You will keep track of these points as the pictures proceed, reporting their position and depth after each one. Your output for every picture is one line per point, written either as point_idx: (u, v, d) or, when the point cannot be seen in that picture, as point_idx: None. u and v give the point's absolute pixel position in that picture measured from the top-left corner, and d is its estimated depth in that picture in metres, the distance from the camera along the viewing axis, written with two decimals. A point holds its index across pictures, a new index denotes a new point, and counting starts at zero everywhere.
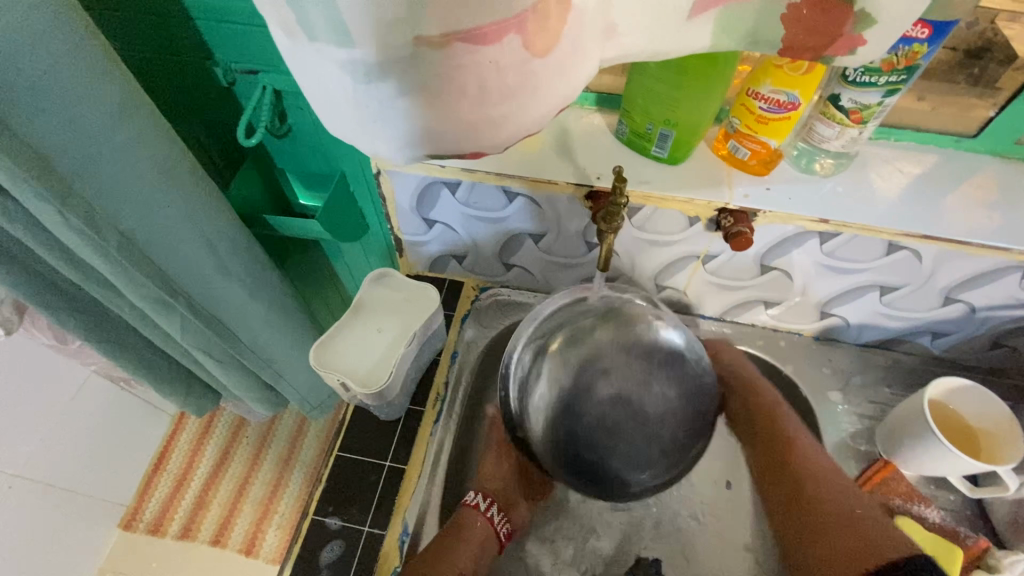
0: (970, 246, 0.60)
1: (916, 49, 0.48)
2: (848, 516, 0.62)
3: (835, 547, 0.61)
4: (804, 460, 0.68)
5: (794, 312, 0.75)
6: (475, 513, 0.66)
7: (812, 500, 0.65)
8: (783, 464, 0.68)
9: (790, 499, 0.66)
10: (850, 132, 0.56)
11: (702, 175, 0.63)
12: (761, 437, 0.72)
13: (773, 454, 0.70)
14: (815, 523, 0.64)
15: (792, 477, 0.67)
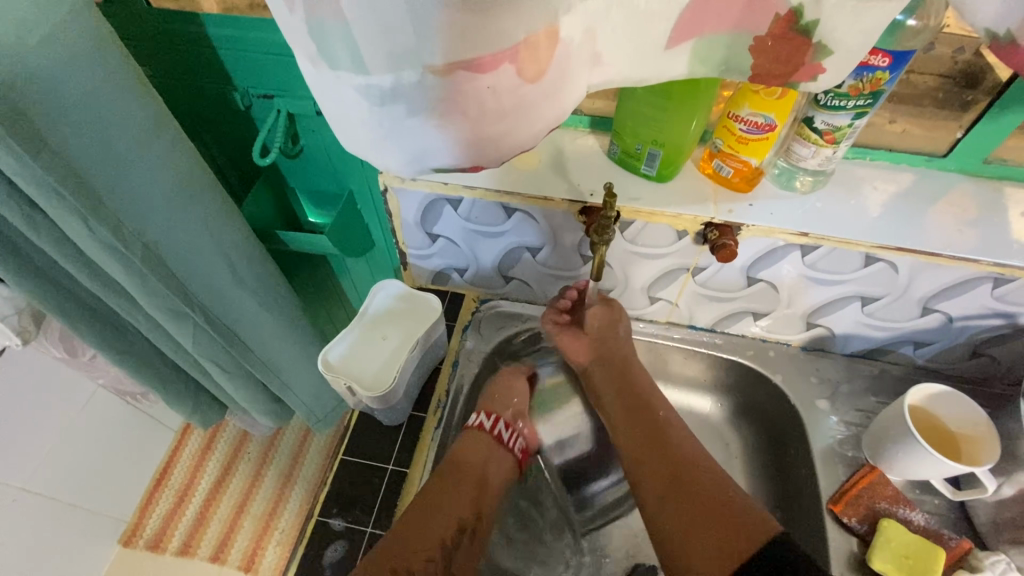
0: (942, 258, 0.63)
1: (879, 76, 0.52)
2: (687, 471, 0.63)
3: (703, 530, 0.57)
4: (642, 437, 0.69)
5: (782, 322, 0.78)
6: (479, 434, 0.70)
7: (676, 478, 0.63)
8: (644, 446, 0.68)
9: (648, 462, 0.66)
10: (824, 151, 0.61)
11: (690, 192, 0.67)
12: (625, 406, 0.72)
13: (641, 425, 0.70)
14: (699, 526, 0.58)
15: (665, 462, 0.65)
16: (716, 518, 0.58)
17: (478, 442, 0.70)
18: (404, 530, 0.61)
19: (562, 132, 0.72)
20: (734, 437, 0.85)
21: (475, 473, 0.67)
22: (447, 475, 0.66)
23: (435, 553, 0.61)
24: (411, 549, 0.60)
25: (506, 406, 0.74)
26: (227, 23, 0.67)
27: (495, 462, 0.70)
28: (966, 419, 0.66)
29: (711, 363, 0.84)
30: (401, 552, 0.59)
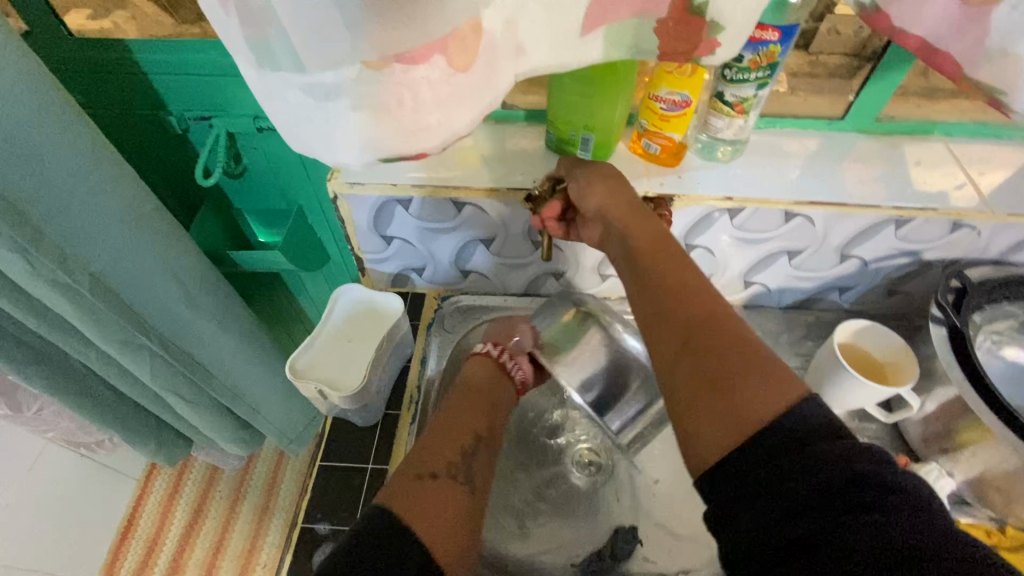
0: (849, 207, 0.71)
1: (772, 49, 0.59)
2: (728, 362, 0.49)
3: (715, 407, 0.48)
4: (693, 305, 0.54)
5: (723, 285, 0.85)
6: (484, 359, 0.74)
7: (700, 362, 0.51)
8: (679, 318, 0.54)
9: (681, 342, 0.53)
10: (737, 121, 0.67)
11: (623, 171, 0.72)
12: (652, 277, 0.58)
13: (659, 287, 0.57)
14: (715, 405, 0.48)
15: (698, 336, 0.52)
16: (738, 407, 0.47)
17: (484, 360, 0.73)
18: (431, 439, 0.60)
19: (500, 127, 0.76)
20: None
21: (480, 388, 0.69)
22: (462, 396, 0.68)
23: (454, 464, 0.57)
24: (431, 455, 0.58)
25: (509, 335, 0.78)
26: (156, 47, 0.67)
27: (498, 379, 0.72)
28: (889, 345, 0.74)
29: None
30: (422, 457, 0.57)
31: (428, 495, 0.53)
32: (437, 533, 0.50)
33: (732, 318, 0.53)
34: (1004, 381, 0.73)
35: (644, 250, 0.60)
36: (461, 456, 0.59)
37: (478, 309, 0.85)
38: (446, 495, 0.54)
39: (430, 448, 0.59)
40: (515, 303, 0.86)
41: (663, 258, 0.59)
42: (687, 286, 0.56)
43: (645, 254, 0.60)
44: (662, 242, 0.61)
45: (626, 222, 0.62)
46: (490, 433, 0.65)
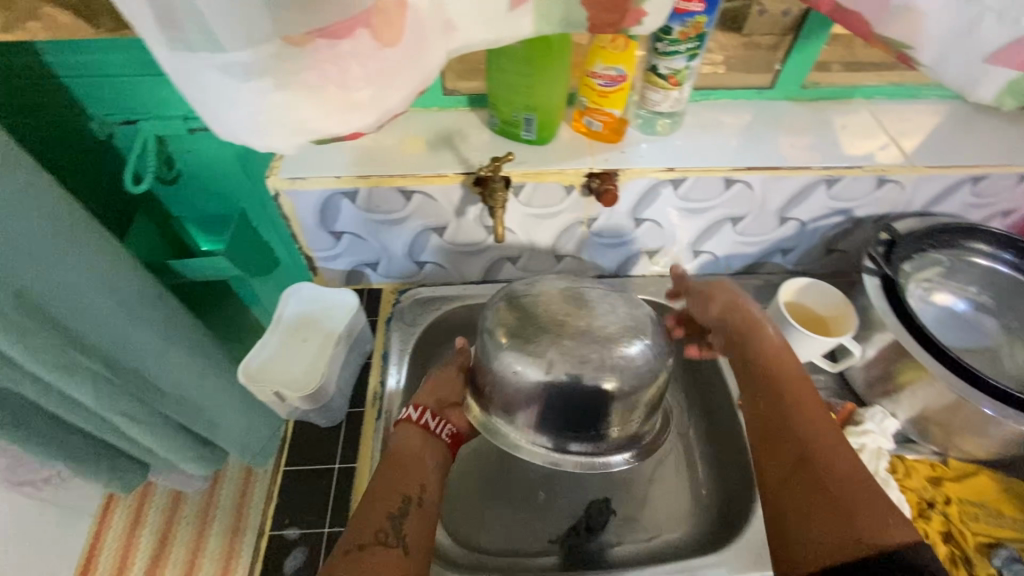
0: (783, 170, 0.74)
1: (698, 20, 0.61)
2: (806, 448, 0.58)
3: (805, 496, 0.55)
4: (787, 392, 0.63)
5: (674, 257, 0.88)
6: (408, 427, 0.65)
7: (794, 453, 0.58)
8: (772, 424, 0.62)
9: (766, 441, 0.61)
10: (672, 94, 0.69)
11: (568, 150, 0.73)
12: (757, 408, 0.64)
13: (762, 428, 0.62)
14: (791, 490, 0.56)
15: (788, 427, 0.60)
16: (826, 496, 0.53)
17: (406, 433, 0.64)
18: (363, 507, 0.57)
19: (444, 116, 0.76)
20: None
21: (409, 449, 0.62)
22: (389, 458, 0.62)
23: (383, 529, 0.55)
24: (357, 526, 0.55)
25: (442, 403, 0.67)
26: (67, 48, 0.63)
27: (426, 442, 0.64)
28: (827, 298, 0.78)
29: None
30: (362, 528, 0.55)
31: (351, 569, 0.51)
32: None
33: (833, 429, 0.59)
34: (933, 323, 0.78)
35: (762, 372, 0.66)
36: (399, 527, 0.55)
37: (437, 300, 0.84)
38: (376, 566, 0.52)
39: (357, 520, 0.56)
40: (474, 290, 0.86)
41: (779, 372, 0.65)
42: (781, 379, 0.64)
43: (770, 375, 0.65)
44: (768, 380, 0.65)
45: (755, 329, 0.69)
46: (427, 498, 0.59)
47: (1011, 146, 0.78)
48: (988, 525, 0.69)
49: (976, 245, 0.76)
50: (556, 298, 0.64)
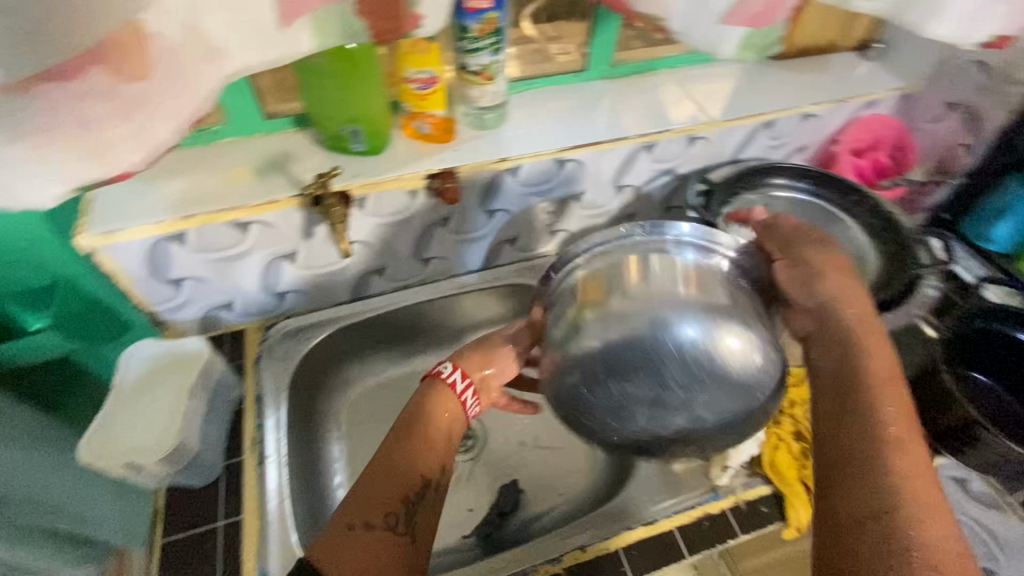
0: (605, 144, 0.80)
1: (491, 17, 0.64)
2: (895, 488, 0.42)
3: (867, 541, 0.40)
4: (886, 416, 0.46)
5: (532, 239, 0.92)
6: (442, 387, 0.59)
7: (864, 478, 0.43)
8: (853, 448, 0.45)
9: (841, 464, 0.45)
10: (489, 88, 0.72)
11: (403, 155, 0.73)
12: (843, 429, 0.47)
13: (846, 447, 0.46)
14: (839, 520, 0.42)
15: (880, 456, 0.44)
16: (890, 538, 0.39)
17: (443, 393, 0.59)
18: (371, 476, 0.51)
19: (274, 141, 0.74)
20: None
21: (440, 426, 0.57)
22: (410, 425, 0.56)
23: (392, 514, 0.49)
24: (368, 499, 0.49)
25: (483, 363, 0.62)
26: None
27: (455, 416, 0.58)
28: None
29: (499, 296, 0.93)
30: (367, 501, 0.49)
31: (354, 550, 0.45)
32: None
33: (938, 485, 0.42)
34: None
35: (861, 377, 0.50)
36: (405, 508, 0.50)
37: (306, 327, 0.83)
38: (379, 550, 0.46)
39: (376, 482, 0.51)
40: (345, 310, 0.85)
41: (886, 388, 0.49)
42: (887, 397, 0.48)
43: (867, 390, 0.49)
44: (867, 391, 0.49)
45: (858, 331, 0.54)
46: (439, 482, 0.54)
47: (789, 93, 0.90)
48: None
49: (776, 180, 0.87)
50: (620, 300, 0.55)
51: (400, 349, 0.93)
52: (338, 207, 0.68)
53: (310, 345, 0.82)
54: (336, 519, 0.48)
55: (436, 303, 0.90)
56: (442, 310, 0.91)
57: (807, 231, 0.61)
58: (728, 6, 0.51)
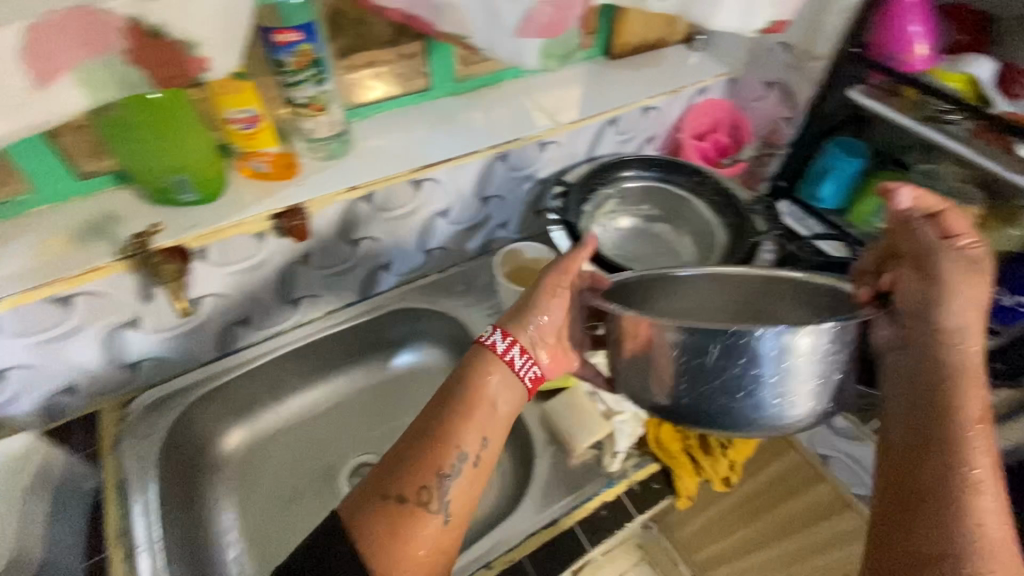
0: (458, 159, 0.80)
1: (304, 48, 0.62)
2: (967, 533, 0.42)
3: None
4: (974, 446, 0.45)
5: (407, 262, 0.90)
6: (488, 353, 0.58)
7: (941, 524, 0.43)
8: (932, 483, 0.44)
9: (915, 504, 0.44)
10: (323, 118, 0.71)
11: (242, 199, 0.70)
12: (917, 459, 0.46)
13: (917, 484, 0.45)
14: (895, 568, 0.43)
15: (956, 496, 0.43)
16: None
17: (488, 362, 0.57)
18: (405, 452, 0.54)
19: (93, 203, 0.68)
20: (432, 366, 0.95)
21: (481, 400, 0.55)
22: (455, 400, 0.55)
23: (427, 488, 0.51)
24: (393, 475, 0.52)
25: (528, 321, 0.59)
26: None
27: (505, 380, 0.57)
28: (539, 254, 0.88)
29: (383, 325, 0.91)
30: (398, 475, 0.52)
31: (391, 526, 0.50)
32: (369, 552, 0.49)
33: (1005, 518, 0.43)
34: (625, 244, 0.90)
35: (944, 405, 0.47)
36: (434, 481, 0.52)
37: (170, 395, 0.78)
38: (408, 528, 0.50)
39: (409, 459, 0.53)
40: (214, 369, 0.81)
41: (977, 427, 0.46)
42: (972, 438, 0.45)
43: (950, 426, 0.46)
44: (955, 426, 0.46)
45: (957, 364, 0.48)
46: (479, 454, 0.54)
47: (629, 89, 0.95)
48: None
49: (624, 173, 0.93)
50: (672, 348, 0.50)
51: (287, 397, 0.89)
52: (171, 266, 0.64)
53: (179, 411, 0.77)
54: (365, 484, 0.53)
55: (315, 342, 0.86)
56: (326, 348, 0.88)
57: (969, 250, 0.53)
58: (520, 18, 0.52)
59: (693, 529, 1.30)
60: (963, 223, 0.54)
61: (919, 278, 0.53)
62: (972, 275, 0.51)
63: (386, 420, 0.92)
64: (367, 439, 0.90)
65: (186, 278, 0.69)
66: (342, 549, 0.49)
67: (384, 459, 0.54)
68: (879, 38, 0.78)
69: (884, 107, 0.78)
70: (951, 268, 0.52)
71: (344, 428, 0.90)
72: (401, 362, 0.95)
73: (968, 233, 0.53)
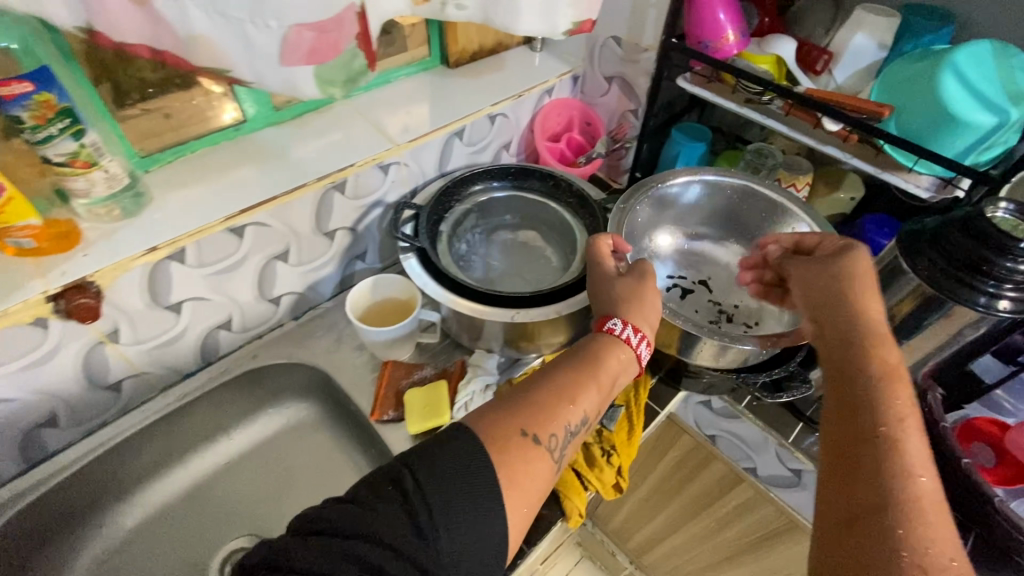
0: (281, 197, 0.71)
1: (45, 99, 0.53)
2: (904, 477, 0.45)
3: (869, 539, 0.44)
4: (894, 402, 0.49)
5: (253, 316, 0.80)
6: (611, 338, 0.65)
7: (873, 478, 0.46)
8: (863, 444, 0.48)
9: (852, 464, 0.48)
10: (95, 175, 0.59)
11: (5, 284, 0.58)
12: (849, 415, 0.50)
13: (853, 436, 0.49)
14: (843, 519, 0.46)
15: (887, 449, 0.47)
16: (879, 541, 0.43)
17: (609, 342, 0.65)
18: (537, 396, 0.59)
19: None
20: (304, 421, 0.86)
21: (603, 379, 0.62)
22: (587, 367, 0.62)
23: (554, 435, 0.56)
24: (535, 414, 0.57)
25: (645, 315, 0.68)
26: None
27: (623, 363, 0.65)
28: (399, 289, 0.82)
29: (236, 388, 0.81)
30: (531, 416, 0.57)
31: (518, 456, 0.54)
32: (503, 481, 0.52)
33: (932, 469, 0.46)
34: (489, 260, 0.86)
35: (865, 371, 0.52)
36: (562, 429, 0.57)
37: None
38: (534, 465, 0.54)
39: (555, 402, 0.58)
40: (22, 487, 0.68)
41: (896, 381, 0.51)
42: (895, 390, 0.50)
43: (873, 382, 0.51)
44: (878, 382, 0.51)
45: (870, 330, 0.55)
46: (591, 415, 0.61)
47: (471, 97, 0.90)
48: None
49: (474, 187, 0.88)
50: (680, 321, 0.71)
51: (130, 495, 0.77)
52: None
53: None
54: (495, 413, 0.57)
55: (150, 427, 0.75)
56: (167, 429, 0.77)
57: (824, 244, 0.65)
58: (279, 45, 0.46)
59: (621, 519, 1.27)
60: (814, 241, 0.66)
61: (814, 265, 0.62)
62: (858, 251, 0.61)
63: (257, 495, 0.81)
64: (235, 523, 0.79)
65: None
66: (472, 471, 0.51)
67: (511, 401, 0.58)
68: (697, 24, 0.77)
69: (709, 94, 0.81)
70: (849, 254, 0.60)
71: (217, 512, 0.79)
72: (274, 418, 0.86)
73: (826, 244, 0.64)
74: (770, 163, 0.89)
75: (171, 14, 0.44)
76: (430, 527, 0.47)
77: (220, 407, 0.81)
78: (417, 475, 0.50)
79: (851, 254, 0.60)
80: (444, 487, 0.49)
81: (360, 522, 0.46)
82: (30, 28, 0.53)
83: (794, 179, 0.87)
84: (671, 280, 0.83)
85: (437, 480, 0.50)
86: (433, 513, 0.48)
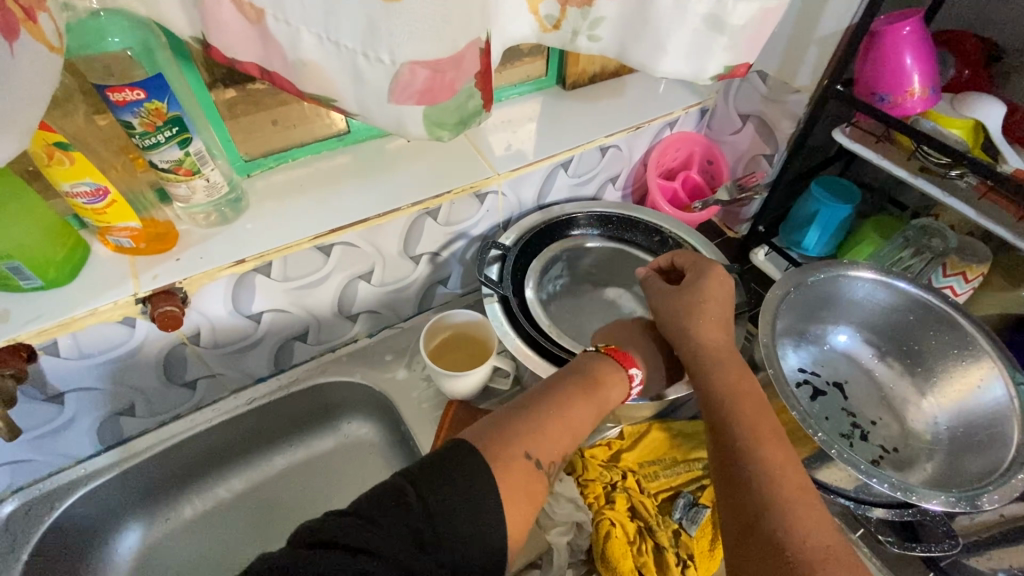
0: (372, 220, 0.67)
1: (155, 107, 0.51)
2: (771, 478, 0.46)
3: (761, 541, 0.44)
4: (742, 407, 0.52)
5: (327, 330, 0.78)
6: (620, 386, 0.58)
7: (744, 492, 0.46)
8: (733, 454, 0.49)
9: (729, 478, 0.48)
10: (196, 183, 0.58)
11: (104, 280, 0.59)
12: (717, 432, 0.52)
13: (727, 452, 0.50)
14: (738, 529, 0.46)
15: (753, 463, 0.48)
16: (769, 544, 0.43)
17: (613, 374, 0.58)
18: (538, 419, 0.52)
19: None
20: (363, 440, 0.84)
21: (600, 405, 0.56)
22: (591, 389, 0.56)
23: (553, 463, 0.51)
24: (535, 436, 0.50)
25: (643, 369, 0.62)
26: None
27: (617, 390, 0.58)
28: (471, 327, 0.76)
29: (300, 399, 0.79)
30: (537, 442, 0.50)
31: (520, 481, 0.47)
32: (506, 513, 0.45)
33: (792, 462, 0.48)
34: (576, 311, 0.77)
35: (715, 389, 0.54)
36: (559, 461, 0.52)
37: (41, 499, 0.68)
38: (536, 490, 0.48)
39: (553, 424, 0.52)
40: (98, 465, 0.71)
41: (745, 391, 0.53)
42: (745, 401, 0.53)
43: (726, 395, 0.53)
44: (732, 392, 0.53)
45: (722, 351, 0.57)
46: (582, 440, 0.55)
47: (585, 124, 0.81)
48: (669, 478, 0.68)
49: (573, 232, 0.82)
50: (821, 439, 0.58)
51: (191, 486, 0.78)
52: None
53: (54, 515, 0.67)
54: (495, 434, 0.50)
55: (217, 427, 0.75)
56: (232, 430, 0.77)
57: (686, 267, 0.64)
58: (390, 82, 0.41)
59: None
60: (683, 259, 0.65)
61: (671, 291, 0.61)
62: (711, 276, 0.61)
63: (305, 507, 0.79)
64: (281, 533, 0.77)
65: (32, 376, 0.59)
66: (474, 489, 0.44)
67: (508, 421, 0.51)
68: (872, 74, 0.64)
69: (870, 155, 0.67)
70: (704, 278, 0.61)
71: (265, 517, 0.78)
72: (334, 431, 0.84)
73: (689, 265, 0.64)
74: (936, 247, 0.73)
75: (284, 37, 0.40)
76: (434, 538, 0.41)
77: (285, 415, 0.80)
78: (418, 483, 0.43)
79: (700, 288, 0.60)
80: (451, 494, 0.43)
81: (361, 533, 0.39)
82: (150, 30, 0.52)
83: (965, 267, 0.72)
84: (802, 374, 0.70)
85: (445, 490, 0.43)
86: (437, 523, 0.42)
